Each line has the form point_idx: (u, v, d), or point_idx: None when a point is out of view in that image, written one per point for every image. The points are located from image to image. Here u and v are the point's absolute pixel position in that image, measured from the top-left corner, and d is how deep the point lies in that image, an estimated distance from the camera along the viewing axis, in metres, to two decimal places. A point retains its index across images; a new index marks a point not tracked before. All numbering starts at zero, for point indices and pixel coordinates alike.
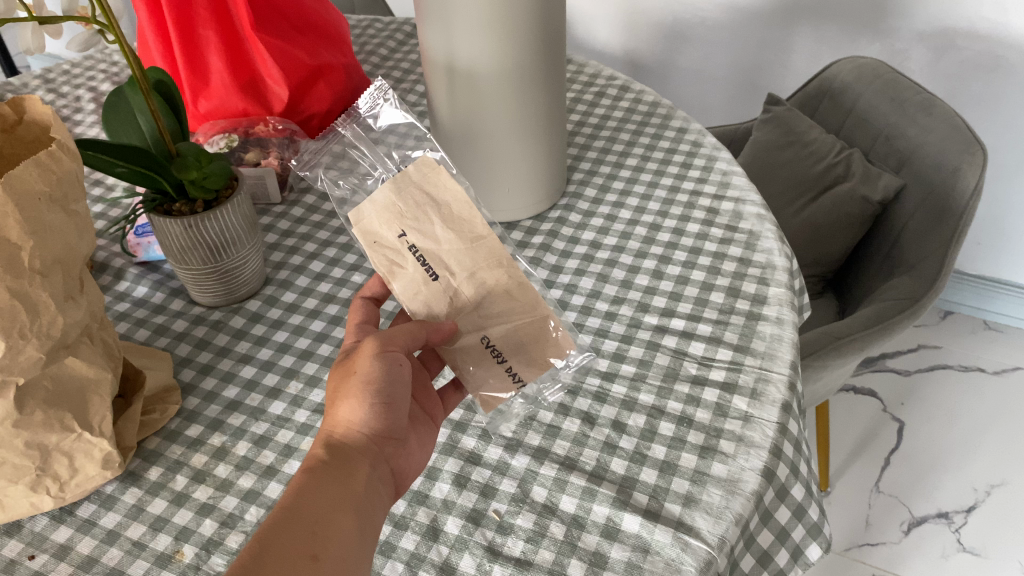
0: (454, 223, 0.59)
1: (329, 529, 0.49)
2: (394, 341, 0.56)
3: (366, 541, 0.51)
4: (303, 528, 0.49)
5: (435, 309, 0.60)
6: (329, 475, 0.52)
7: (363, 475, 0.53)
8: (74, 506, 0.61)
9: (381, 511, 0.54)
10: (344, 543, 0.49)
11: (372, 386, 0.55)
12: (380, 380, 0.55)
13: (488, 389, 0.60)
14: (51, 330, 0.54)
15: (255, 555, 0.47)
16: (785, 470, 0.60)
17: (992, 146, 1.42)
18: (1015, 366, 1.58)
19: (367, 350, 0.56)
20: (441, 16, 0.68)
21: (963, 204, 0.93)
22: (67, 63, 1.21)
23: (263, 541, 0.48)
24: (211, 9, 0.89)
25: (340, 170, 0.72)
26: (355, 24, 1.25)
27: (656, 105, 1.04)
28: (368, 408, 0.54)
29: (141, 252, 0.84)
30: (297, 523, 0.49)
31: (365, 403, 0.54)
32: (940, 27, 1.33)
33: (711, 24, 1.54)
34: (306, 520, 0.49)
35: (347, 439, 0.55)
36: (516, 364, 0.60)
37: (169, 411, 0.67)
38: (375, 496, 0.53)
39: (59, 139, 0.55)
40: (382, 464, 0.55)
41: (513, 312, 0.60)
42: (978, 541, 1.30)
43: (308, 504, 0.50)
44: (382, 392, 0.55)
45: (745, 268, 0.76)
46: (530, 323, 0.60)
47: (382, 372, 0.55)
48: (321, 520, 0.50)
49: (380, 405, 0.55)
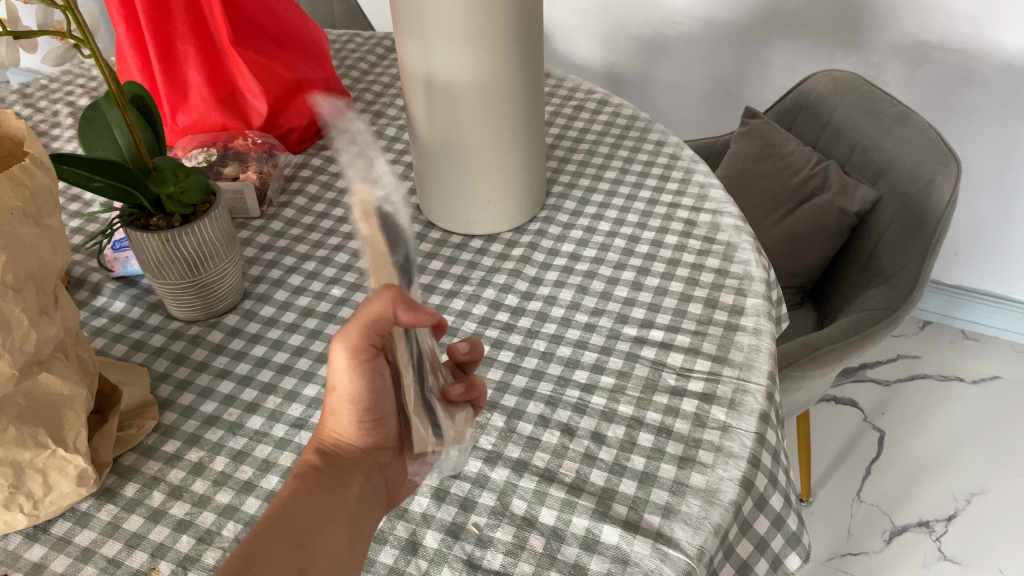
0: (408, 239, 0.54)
1: (319, 541, 0.50)
2: (362, 351, 0.51)
3: (356, 552, 0.52)
4: (292, 539, 0.50)
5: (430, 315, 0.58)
6: (321, 485, 0.53)
7: (356, 486, 0.54)
8: (49, 523, 0.60)
9: (374, 520, 0.55)
10: (333, 554, 0.50)
11: (357, 403, 0.53)
12: (372, 393, 0.53)
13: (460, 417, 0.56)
14: (24, 346, 0.54)
15: (244, 565, 0.47)
16: (763, 480, 0.61)
17: (966, 157, 1.45)
18: (993, 374, 1.60)
19: (339, 367, 0.52)
20: (418, 32, 0.69)
21: (938, 215, 0.95)
22: (45, 78, 1.20)
23: (251, 553, 0.48)
24: (190, 23, 0.90)
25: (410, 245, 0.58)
26: (335, 38, 1.26)
27: (635, 118, 1.05)
28: (358, 422, 0.54)
29: (118, 266, 0.83)
30: (287, 535, 0.50)
31: (352, 418, 0.54)
32: (913, 41, 1.36)
33: (689, 38, 1.57)
34: (296, 531, 0.50)
35: (340, 448, 0.55)
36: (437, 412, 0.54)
37: (146, 426, 0.66)
38: (367, 504, 0.54)
39: (32, 153, 0.55)
40: (376, 474, 0.55)
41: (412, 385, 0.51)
42: (959, 549, 1.31)
43: (296, 513, 0.51)
44: (368, 407, 0.54)
45: (723, 279, 0.77)
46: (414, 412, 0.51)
47: (361, 388, 0.53)
48: (310, 531, 0.50)
49: (370, 418, 0.54)
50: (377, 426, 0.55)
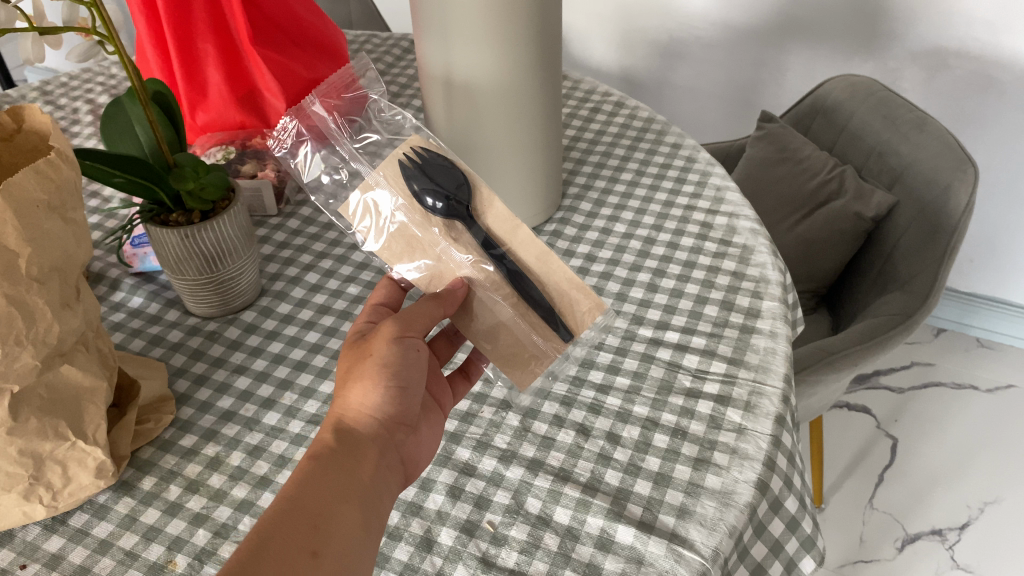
0: (435, 169, 0.61)
1: (332, 522, 0.50)
2: (410, 326, 0.58)
3: (370, 535, 0.51)
4: (304, 521, 0.49)
5: (492, 228, 0.61)
6: (336, 462, 0.53)
7: (372, 462, 0.54)
8: (67, 515, 0.61)
9: (387, 501, 0.54)
10: (345, 534, 0.50)
11: (387, 370, 0.56)
12: (396, 363, 0.56)
13: (571, 302, 0.59)
14: (47, 337, 0.54)
15: (256, 546, 0.47)
16: (779, 482, 0.61)
17: (984, 165, 1.44)
18: (1008, 383, 1.59)
19: (385, 335, 0.57)
20: (438, 31, 0.69)
21: (955, 220, 0.94)
22: (65, 76, 1.21)
23: (263, 531, 0.48)
24: (210, 21, 0.90)
25: (439, 176, 0.61)
26: (353, 39, 1.27)
27: (651, 120, 1.06)
28: (385, 393, 0.56)
29: (136, 262, 0.84)
30: (300, 517, 0.49)
31: (380, 387, 0.55)
32: (932, 47, 1.35)
33: (705, 42, 1.57)
34: (309, 512, 0.50)
35: (358, 424, 0.56)
36: (539, 338, 0.59)
37: (163, 420, 0.67)
38: (382, 483, 0.54)
39: (58, 147, 0.55)
40: (392, 451, 0.56)
41: (490, 345, 0.60)
42: (972, 558, 1.30)
43: (309, 495, 0.51)
44: (397, 376, 0.56)
45: (739, 281, 0.77)
46: (507, 351, 0.59)
47: (397, 358, 0.56)
48: (323, 513, 0.50)
49: (395, 390, 0.56)
50: (402, 399, 0.57)
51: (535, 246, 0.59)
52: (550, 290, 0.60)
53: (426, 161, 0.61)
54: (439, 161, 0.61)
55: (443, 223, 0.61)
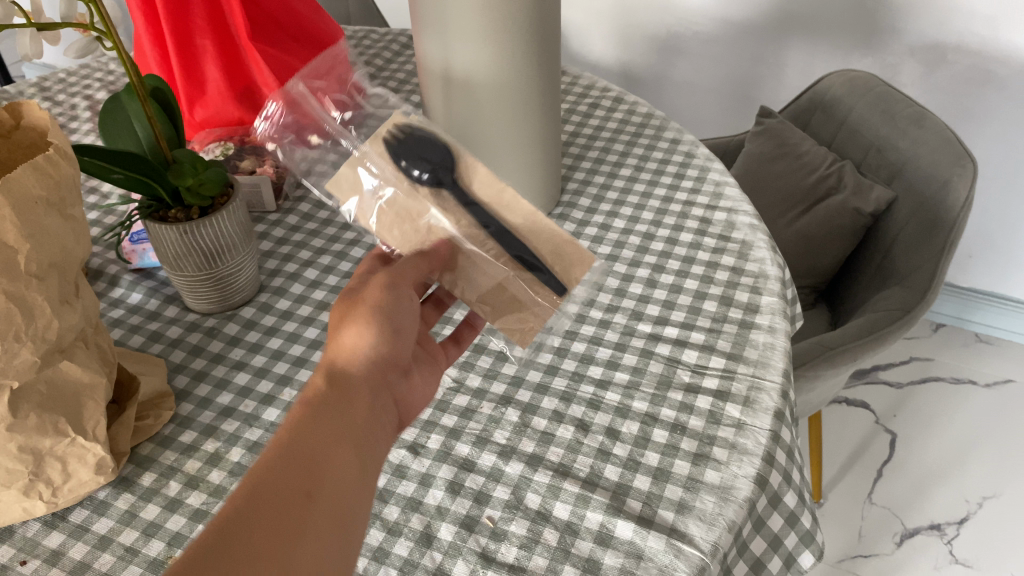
0: (421, 143, 0.60)
1: (328, 462, 0.49)
2: (400, 275, 0.59)
3: (364, 478, 0.51)
4: (300, 462, 0.48)
5: (480, 194, 0.60)
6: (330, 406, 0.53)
7: (365, 406, 0.54)
8: (67, 512, 0.61)
9: (381, 447, 0.54)
10: (341, 476, 0.49)
11: (378, 316, 0.56)
12: (387, 309, 0.57)
13: (563, 260, 0.60)
14: (46, 334, 0.54)
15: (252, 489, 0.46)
16: (778, 477, 0.61)
17: (982, 160, 1.44)
18: (1006, 378, 1.59)
19: (376, 284, 0.58)
20: (437, 27, 0.69)
21: (954, 215, 0.94)
22: (63, 72, 1.21)
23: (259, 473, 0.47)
24: (208, 18, 0.91)
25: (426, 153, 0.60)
26: (352, 34, 1.26)
27: (650, 115, 1.05)
28: (376, 338, 0.56)
29: (135, 258, 0.84)
30: (292, 458, 0.48)
31: (372, 331, 0.56)
32: (931, 42, 1.35)
33: (705, 37, 1.56)
34: (304, 453, 0.49)
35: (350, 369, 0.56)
36: (535, 296, 0.60)
37: (163, 416, 0.67)
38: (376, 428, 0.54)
39: (56, 144, 0.55)
40: (384, 398, 0.56)
41: (486, 303, 0.62)
42: (970, 552, 1.30)
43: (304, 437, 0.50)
44: (388, 322, 0.57)
45: (738, 276, 0.77)
46: (504, 310, 0.61)
47: (387, 304, 0.57)
48: (318, 454, 0.49)
49: (386, 337, 0.56)
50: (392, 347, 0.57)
51: (524, 208, 0.59)
52: (542, 250, 0.60)
53: (412, 137, 0.60)
54: (424, 137, 0.60)
55: (431, 193, 0.60)
